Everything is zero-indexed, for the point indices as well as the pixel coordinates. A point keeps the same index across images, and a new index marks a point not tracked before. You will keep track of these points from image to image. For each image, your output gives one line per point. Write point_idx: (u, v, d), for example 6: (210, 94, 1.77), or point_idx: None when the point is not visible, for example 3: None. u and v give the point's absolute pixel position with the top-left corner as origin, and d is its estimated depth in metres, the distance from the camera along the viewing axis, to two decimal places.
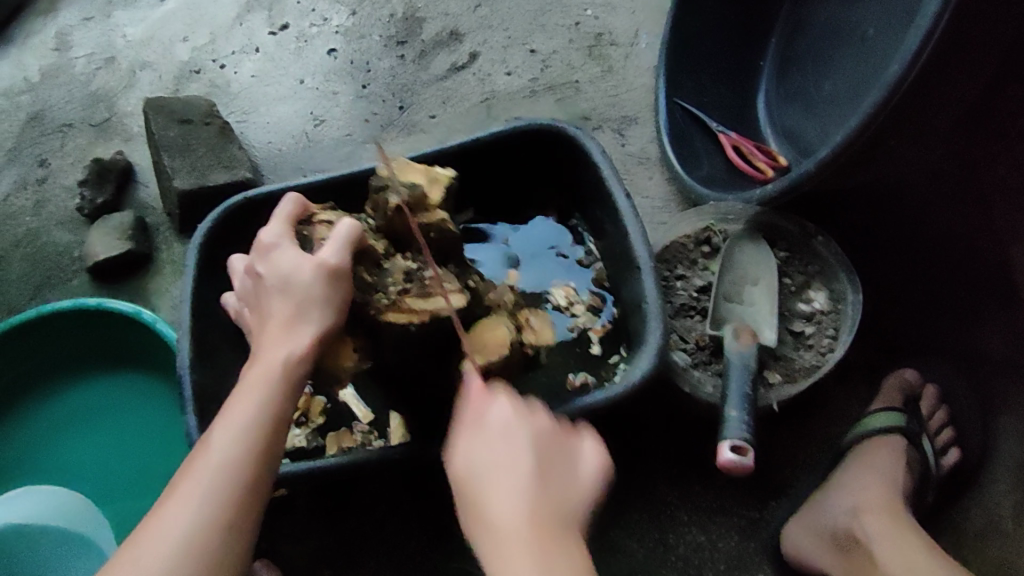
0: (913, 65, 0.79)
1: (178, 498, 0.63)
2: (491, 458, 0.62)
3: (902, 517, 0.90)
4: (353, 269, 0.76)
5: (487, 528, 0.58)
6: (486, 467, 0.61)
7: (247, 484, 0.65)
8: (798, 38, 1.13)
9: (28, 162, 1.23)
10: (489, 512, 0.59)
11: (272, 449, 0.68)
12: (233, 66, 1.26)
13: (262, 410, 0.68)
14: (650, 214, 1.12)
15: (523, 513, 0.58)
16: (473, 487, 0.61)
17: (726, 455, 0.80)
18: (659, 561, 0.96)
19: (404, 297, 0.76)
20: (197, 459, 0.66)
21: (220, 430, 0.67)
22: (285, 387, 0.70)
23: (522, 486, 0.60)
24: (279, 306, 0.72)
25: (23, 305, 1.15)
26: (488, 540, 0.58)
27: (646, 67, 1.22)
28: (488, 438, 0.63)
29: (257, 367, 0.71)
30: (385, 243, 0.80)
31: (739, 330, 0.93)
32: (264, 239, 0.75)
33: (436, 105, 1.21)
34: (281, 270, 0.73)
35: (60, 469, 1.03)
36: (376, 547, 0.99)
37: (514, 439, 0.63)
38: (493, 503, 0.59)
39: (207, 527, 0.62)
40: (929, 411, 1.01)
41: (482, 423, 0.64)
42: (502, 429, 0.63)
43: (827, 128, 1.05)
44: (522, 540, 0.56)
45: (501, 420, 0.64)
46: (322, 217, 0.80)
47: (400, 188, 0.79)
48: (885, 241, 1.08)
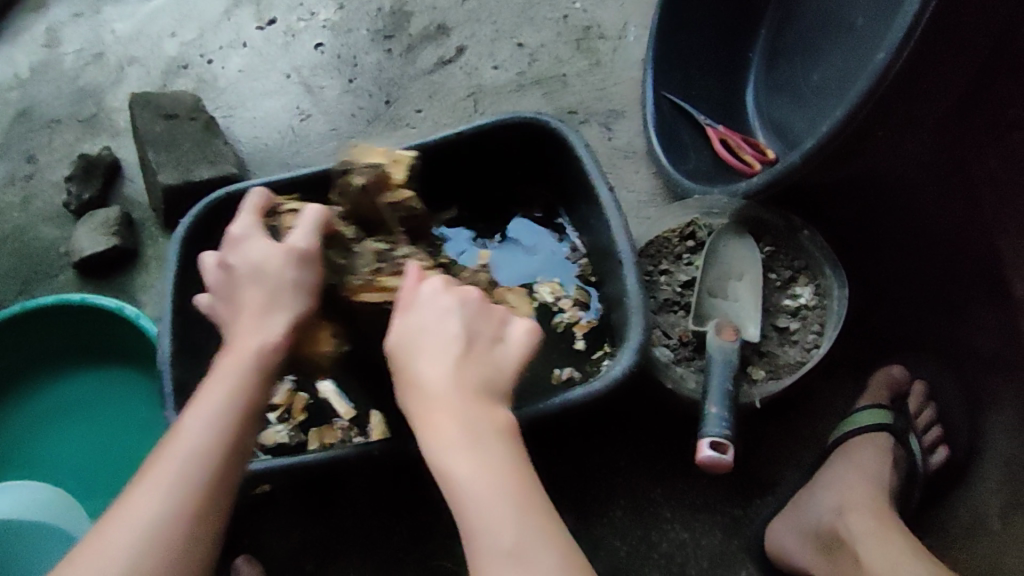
0: (903, 51, 0.76)
1: (144, 488, 0.63)
2: (422, 334, 0.67)
3: (886, 513, 0.89)
4: (323, 253, 0.77)
5: (417, 392, 0.65)
6: (417, 338, 0.67)
7: (216, 475, 0.65)
8: (786, 29, 1.11)
9: (16, 158, 1.23)
10: (418, 380, 0.65)
11: (245, 440, 0.68)
12: (221, 61, 1.26)
13: (234, 397, 0.67)
14: (636, 209, 1.12)
15: (449, 386, 0.64)
16: (405, 356, 0.67)
17: (704, 452, 0.79)
18: (642, 558, 0.95)
19: (377, 276, 0.78)
20: (168, 447, 0.65)
21: (192, 418, 0.66)
22: (259, 373, 0.68)
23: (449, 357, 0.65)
24: (252, 296, 0.71)
25: (9, 300, 1.15)
26: (417, 405, 0.65)
27: (634, 61, 1.22)
28: (421, 314, 0.68)
29: (231, 354, 0.69)
30: (353, 227, 0.80)
31: (721, 326, 0.91)
32: (234, 232, 0.74)
33: (423, 100, 1.20)
34: (252, 260, 0.72)
35: (45, 463, 1.03)
36: (357, 543, 0.99)
37: (443, 315, 0.67)
38: (422, 371, 0.65)
39: (174, 519, 0.62)
40: (916, 410, 1.00)
41: (414, 299, 0.69)
42: (432, 306, 0.68)
43: (814, 121, 1.04)
44: (449, 408, 0.63)
45: (432, 297, 0.69)
46: (289, 208, 0.82)
47: (364, 169, 0.78)
48: (873, 235, 1.06)
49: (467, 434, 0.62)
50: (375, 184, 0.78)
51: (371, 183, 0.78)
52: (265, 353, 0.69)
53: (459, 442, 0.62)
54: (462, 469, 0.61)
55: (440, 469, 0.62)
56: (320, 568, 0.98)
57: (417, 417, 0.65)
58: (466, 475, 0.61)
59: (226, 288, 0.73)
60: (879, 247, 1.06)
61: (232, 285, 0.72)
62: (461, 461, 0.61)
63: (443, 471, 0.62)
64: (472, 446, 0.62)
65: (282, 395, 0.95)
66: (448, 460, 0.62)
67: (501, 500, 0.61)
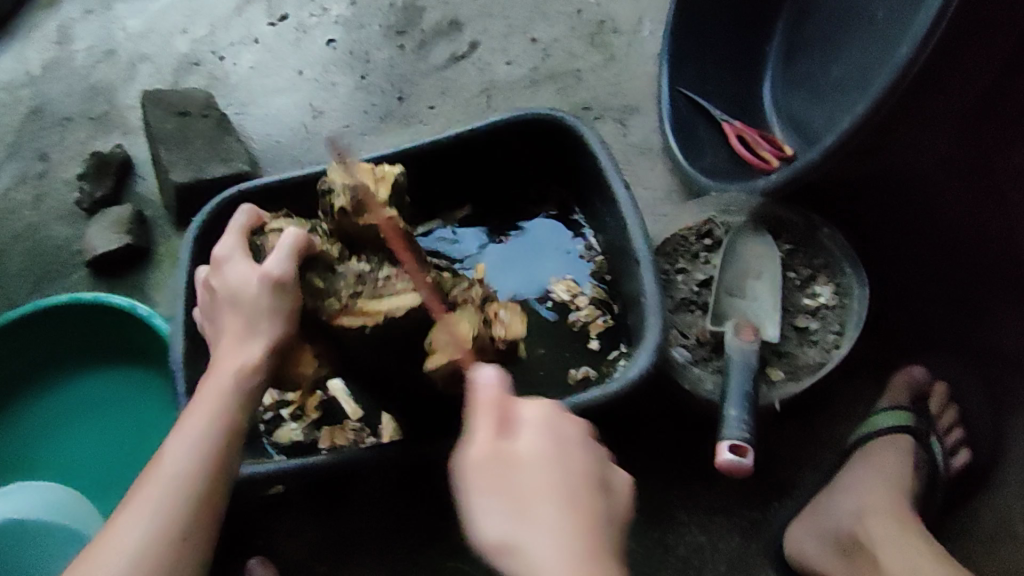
0: (930, 40, 0.75)
1: (131, 514, 0.65)
2: (551, 464, 0.56)
3: (907, 517, 0.87)
4: (303, 277, 0.72)
5: (556, 539, 0.53)
6: (546, 466, 0.56)
7: (200, 493, 0.67)
8: (805, 23, 1.09)
9: (29, 157, 1.22)
10: (542, 520, 0.54)
11: (230, 457, 0.70)
12: (232, 58, 1.25)
13: (216, 421, 0.69)
14: (651, 206, 1.10)
15: (597, 542, 0.54)
16: (531, 485, 0.55)
17: (725, 455, 0.78)
18: (658, 562, 0.94)
19: (356, 301, 0.71)
20: (151, 471, 0.67)
21: (174, 443, 0.69)
22: (238, 397, 0.70)
23: (590, 507, 0.56)
24: (234, 321, 0.71)
25: (21, 299, 1.15)
26: (555, 555, 0.52)
27: (649, 56, 1.20)
28: (538, 439, 0.57)
29: (212, 379, 0.71)
30: (338, 246, 0.74)
31: (740, 326, 0.90)
32: (217, 253, 0.74)
33: (434, 96, 1.19)
34: (233, 284, 0.71)
35: (55, 465, 1.03)
36: (372, 545, 0.98)
37: (571, 449, 0.58)
38: (562, 513, 0.54)
39: (160, 539, 0.64)
40: (938, 410, 0.98)
41: (524, 420, 0.58)
42: (553, 432, 0.58)
43: (834, 116, 1.02)
44: (589, 566, 0.52)
45: (551, 419, 0.59)
46: (276, 224, 0.77)
47: (343, 190, 0.72)
48: (893, 232, 1.04)
49: None
50: (353, 207, 0.71)
51: (349, 205, 0.71)
52: (244, 376, 0.70)
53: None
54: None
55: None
56: (334, 570, 0.97)
57: (553, 571, 0.52)
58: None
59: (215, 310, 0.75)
60: (899, 243, 1.04)
61: (218, 308, 0.73)
62: None
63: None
64: None
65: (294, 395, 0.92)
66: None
67: None
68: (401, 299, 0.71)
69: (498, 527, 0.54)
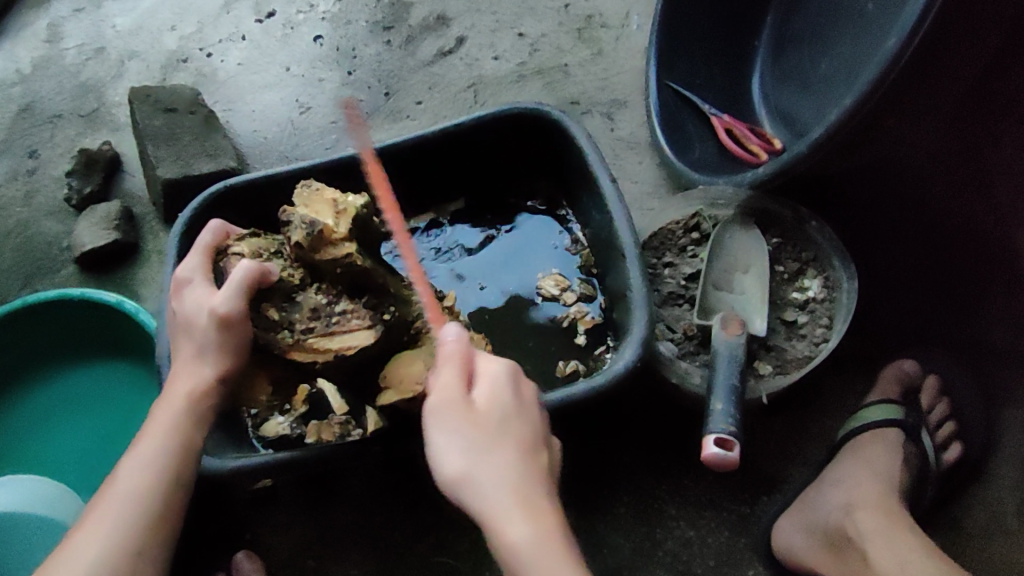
0: (915, 36, 0.74)
1: (87, 531, 0.68)
2: (509, 414, 0.64)
3: (896, 512, 0.86)
4: (258, 308, 0.74)
5: (511, 476, 0.61)
6: (505, 416, 0.64)
7: (156, 508, 0.70)
8: (793, 16, 1.09)
9: (18, 154, 1.22)
10: (504, 462, 0.61)
11: (184, 471, 0.73)
12: (220, 55, 1.25)
13: (170, 437, 0.73)
14: (639, 200, 1.09)
15: (541, 485, 0.63)
16: (491, 430, 0.62)
17: (710, 449, 0.76)
18: (647, 557, 0.93)
19: (308, 337, 0.74)
20: (107, 489, 0.71)
21: (129, 463, 0.72)
22: (189, 416, 0.74)
23: (537, 455, 0.64)
24: (187, 342, 0.74)
25: (10, 296, 1.14)
26: (509, 488, 0.61)
27: (636, 50, 1.20)
28: (501, 391, 0.65)
29: (165, 398, 0.75)
30: (299, 272, 0.76)
31: (727, 319, 0.88)
32: (178, 274, 0.76)
33: (422, 91, 1.19)
34: (187, 309, 0.74)
35: (41, 462, 1.02)
36: (359, 540, 0.97)
37: (525, 406, 0.66)
38: (517, 456, 0.62)
39: (115, 554, 0.67)
40: (928, 405, 0.98)
41: (485, 373, 0.66)
42: (510, 388, 0.66)
43: (821, 109, 1.01)
44: (543, 505, 0.62)
45: (510, 377, 0.66)
46: (240, 245, 0.78)
47: (300, 225, 0.74)
48: (883, 226, 1.04)
49: (556, 532, 0.61)
50: (309, 244, 0.73)
51: (306, 242, 0.73)
52: (195, 397, 0.74)
53: (564, 544, 0.61)
54: (570, 571, 0.59)
55: (534, 564, 0.59)
56: (320, 566, 0.96)
57: (507, 502, 0.60)
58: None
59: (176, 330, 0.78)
60: (890, 235, 1.03)
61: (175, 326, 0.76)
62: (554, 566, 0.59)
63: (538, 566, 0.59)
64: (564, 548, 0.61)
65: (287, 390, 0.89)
66: (552, 556, 0.59)
67: None
68: (353, 338, 0.74)
69: (460, 460, 0.61)
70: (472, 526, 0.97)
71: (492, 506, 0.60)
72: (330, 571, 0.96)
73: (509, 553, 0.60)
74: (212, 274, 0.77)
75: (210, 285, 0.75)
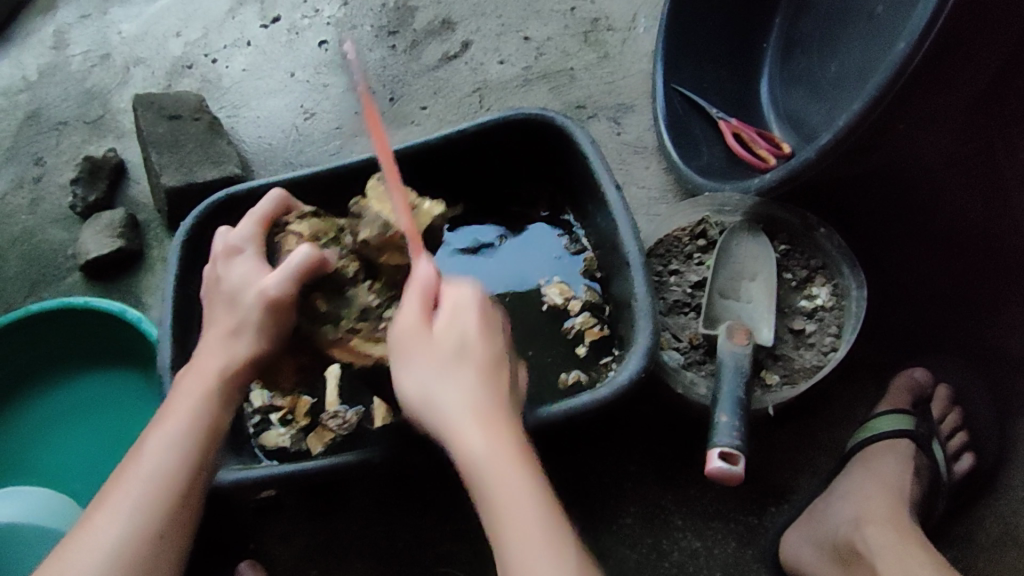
0: (929, 35, 0.72)
1: (107, 510, 0.64)
2: (470, 338, 0.63)
3: (906, 526, 0.84)
4: (308, 295, 0.76)
5: (466, 393, 0.60)
6: (464, 337, 0.62)
7: (182, 490, 0.66)
8: (803, 18, 1.07)
9: (24, 161, 1.22)
10: (459, 380, 0.61)
11: (211, 452, 0.69)
12: (225, 61, 1.24)
13: (196, 416, 0.68)
14: (645, 205, 1.08)
15: (503, 405, 0.62)
16: (449, 351, 0.61)
17: (714, 463, 0.74)
18: (652, 568, 0.91)
19: (352, 338, 0.78)
20: (130, 467, 0.66)
21: (154, 439, 0.67)
22: (220, 393, 0.70)
23: (502, 376, 0.63)
24: (222, 317, 0.72)
25: (17, 303, 1.14)
26: (461, 407, 0.60)
27: (643, 53, 1.18)
28: (463, 313, 0.64)
29: (194, 371, 0.71)
30: (354, 265, 0.79)
31: (733, 329, 0.87)
32: (230, 241, 0.75)
33: (427, 97, 1.18)
34: (232, 280, 0.73)
35: (45, 470, 1.02)
36: (362, 548, 0.97)
37: (490, 328, 0.64)
38: (475, 374, 0.61)
39: (135, 536, 0.63)
40: (939, 415, 0.96)
41: (450, 302, 0.64)
42: (476, 314, 0.64)
43: (831, 113, 0.99)
44: (498, 424, 0.60)
45: (478, 304, 0.65)
46: (299, 224, 0.80)
47: (373, 223, 0.77)
48: (893, 232, 1.02)
49: (512, 448, 0.60)
50: (377, 243, 0.77)
51: (375, 241, 0.77)
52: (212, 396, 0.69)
53: (518, 459, 0.59)
54: (521, 484, 0.58)
55: (485, 476, 0.58)
56: None
57: (461, 416, 0.60)
58: (526, 491, 0.58)
59: (210, 298, 0.75)
60: (902, 241, 1.01)
61: (213, 293, 0.74)
62: (506, 477, 0.58)
63: (489, 477, 0.58)
64: (518, 462, 0.59)
65: (287, 398, 0.91)
66: (504, 471, 0.58)
67: (536, 521, 0.58)
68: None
69: (418, 381, 0.61)
70: (475, 534, 0.96)
71: (448, 421, 0.60)
72: None
73: (465, 468, 0.59)
74: (264, 247, 0.77)
75: (259, 259, 0.75)
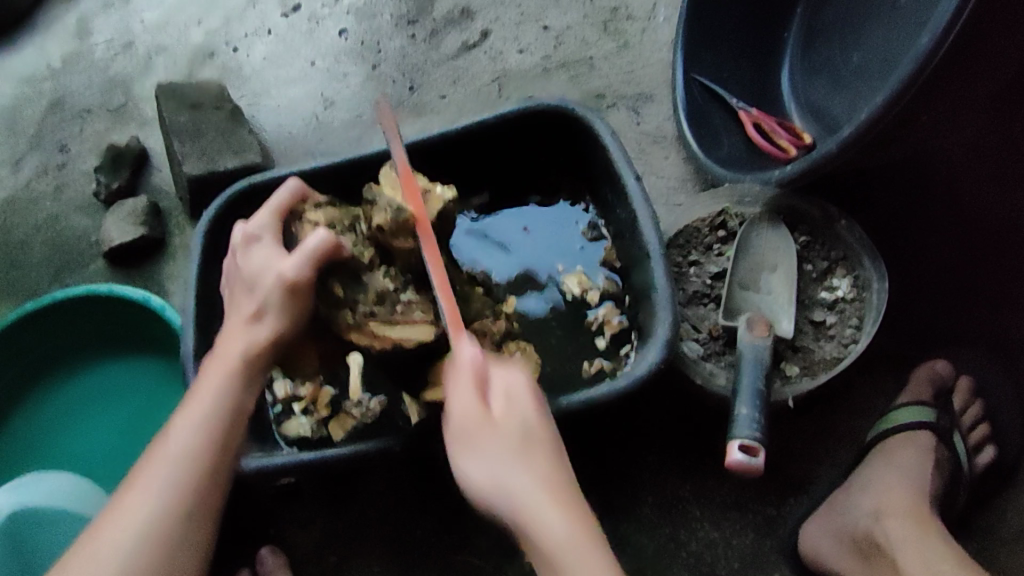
0: (955, 24, 0.71)
1: (139, 489, 0.67)
2: (534, 417, 0.64)
3: (928, 518, 0.85)
4: (326, 283, 0.76)
5: (541, 476, 0.61)
6: (523, 422, 0.63)
7: (207, 472, 0.69)
8: (826, 8, 1.06)
9: (49, 149, 1.23)
10: (528, 470, 0.61)
11: (236, 432, 0.72)
12: (246, 49, 1.25)
13: (222, 398, 0.71)
14: (665, 196, 1.08)
15: (574, 483, 0.63)
16: (513, 437, 0.62)
17: (735, 455, 0.75)
18: (669, 556, 0.92)
19: (368, 321, 0.77)
20: (157, 449, 0.69)
21: (180, 421, 0.70)
22: (242, 376, 0.72)
23: (564, 459, 0.64)
24: (244, 302, 0.74)
25: (42, 290, 1.16)
26: (535, 495, 0.60)
27: (664, 42, 1.17)
28: (518, 396, 0.65)
29: (218, 356, 0.73)
30: (370, 253, 0.79)
31: (752, 321, 0.87)
32: (247, 231, 0.75)
33: (446, 85, 1.18)
34: (252, 268, 0.73)
35: (73, 455, 1.04)
36: (381, 535, 0.98)
37: (543, 410, 0.65)
38: (546, 459, 0.62)
39: (163, 517, 0.66)
40: (961, 407, 0.96)
41: (503, 385, 0.65)
42: (530, 392, 0.66)
43: (854, 104, 0.99)
44: (571, 506, 0.61)
45: (530, 380, 0.66)
46: (316, 214, 0.80)
47: (386, 209, 0.77)
48: (918, 225, 1.00)
49: (585, 527, 0.60)
50: (390, 228, 0.77)
51: (389, 226, 0.76)
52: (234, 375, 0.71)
53: (593, 534, 0.60)
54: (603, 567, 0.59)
55: (567, 560, 0.59)
56: (344, 561, 0.97)
57: (538, 499, 0.60)
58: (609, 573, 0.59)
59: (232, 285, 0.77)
60: (926, 233, 1.00)
61: (236, 280, 0.76)
62: (587, 560, 0.59)
63: (573, 562, 0.59)
64: (594, 539, 0.60)
65: (309, 389, 0.91)
66: (595, 553, 0.59)
67: None
68: (413, 331, 0.76)
69: (485, 473, 0.61)
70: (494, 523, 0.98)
71: (532, 510, 0.60)
72: (354, 567, 0.97)
73: (544, 552, 0.59)
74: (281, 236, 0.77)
75: (276, 245, 0.75)
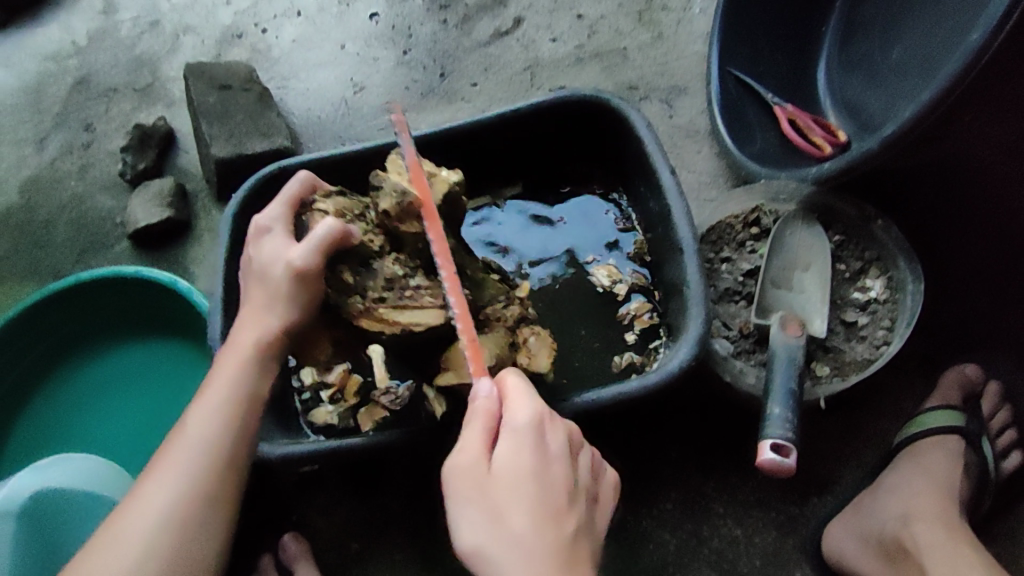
0: (1006, 24, 0.70)
1: (157, 477, 0.68)
2: (525, 480, 0.59)
3: (955, 525, 0.84)
4: (335, 268, 0.74)
5: (524, 543, 0.57)
6: (521, 480, 0.59)
7: (225, 460, 0.69)
8: (866, 4, 1.05)
9: (74, 127, 1.23)
10: (511, 532, 0.57)
11: (253, 417, 0.72)
12: (275, 31, 1.24)
13: (236, 388, 0.70)
14: (697, 190, 1.07)
15: (558, 556, 0.57)
16: (505, 496, 0.58)
17: (766, 454, 0.74)
18: (692, 554, 0.92)
19: (379, 307, 0.74)
20: (175, 440, 0.69)
21: (195, 415, 0.70)
22: (256, 366, 0.71)
23: (568, 521, 0.59)
24: (256, 292, 0.72)
25: (66, 269, 1.16)
26: (515, 562, 0.56)
27: (698, 34, 1.16)
28: (522, 448, 0.60)
29: (231, 348, 0.72)
30: (380, 239, 0.77)
31: (786, 321, 0.86)
32: (259, 220, 0.74)
33: (477, 73, 1.17)
34: (263, 257, 0.72)
35: (95, 436, 1.04)
36: (403, 524, 0.98)
37: (552, 464, 0.61)
38: (531, 521, 0.58)
39: (181, 503, 0.67)
40: (990, 413, 0.95)
41: (512, 430, 0.61)
42: (535, 443, 0.61)
43: (892, 102, 0.98)
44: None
45: (535, 432, 0.61)
46: (325, 203, 0.78)
47: (392, 193, 0.75)
48: (953, 227, 1.00)
49: None
50: (396, 212, 0.75)
51: (394, 211, 0.74)
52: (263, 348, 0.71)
53: None
54: None
55: None
56: (366, 548, 0.97)
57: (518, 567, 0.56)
58: None
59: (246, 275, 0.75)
60: (959, 234, 1.00)
61: (248, 273, 0.75)
62: None
63: None
64: None
65: (336, 376, 0.88)
66: None
67: None
68: (423, 316, 0.74)
69: (470, 531, 0.58)
70: None
71: None
72: (374, 555, 0.97)
73: None
74: (292, 226, 0.76)
75: (288, 236, 0.74)
